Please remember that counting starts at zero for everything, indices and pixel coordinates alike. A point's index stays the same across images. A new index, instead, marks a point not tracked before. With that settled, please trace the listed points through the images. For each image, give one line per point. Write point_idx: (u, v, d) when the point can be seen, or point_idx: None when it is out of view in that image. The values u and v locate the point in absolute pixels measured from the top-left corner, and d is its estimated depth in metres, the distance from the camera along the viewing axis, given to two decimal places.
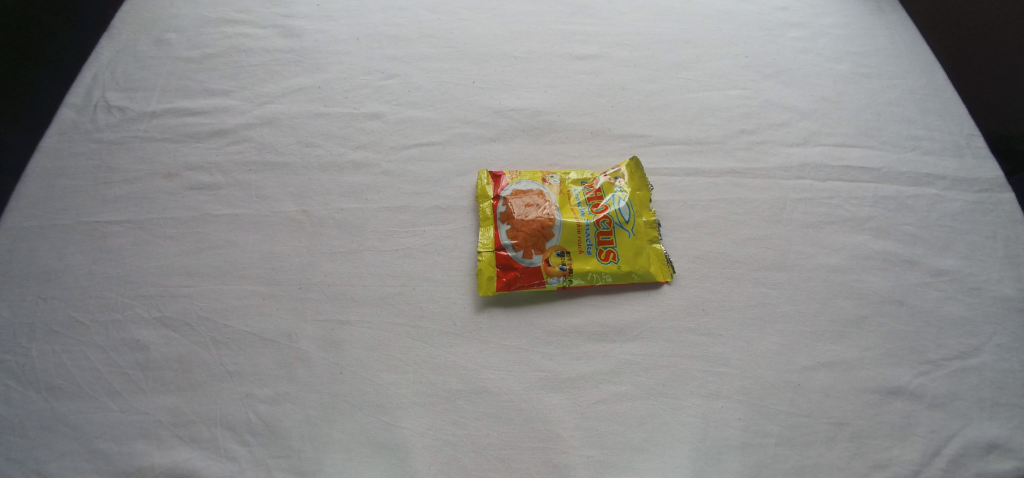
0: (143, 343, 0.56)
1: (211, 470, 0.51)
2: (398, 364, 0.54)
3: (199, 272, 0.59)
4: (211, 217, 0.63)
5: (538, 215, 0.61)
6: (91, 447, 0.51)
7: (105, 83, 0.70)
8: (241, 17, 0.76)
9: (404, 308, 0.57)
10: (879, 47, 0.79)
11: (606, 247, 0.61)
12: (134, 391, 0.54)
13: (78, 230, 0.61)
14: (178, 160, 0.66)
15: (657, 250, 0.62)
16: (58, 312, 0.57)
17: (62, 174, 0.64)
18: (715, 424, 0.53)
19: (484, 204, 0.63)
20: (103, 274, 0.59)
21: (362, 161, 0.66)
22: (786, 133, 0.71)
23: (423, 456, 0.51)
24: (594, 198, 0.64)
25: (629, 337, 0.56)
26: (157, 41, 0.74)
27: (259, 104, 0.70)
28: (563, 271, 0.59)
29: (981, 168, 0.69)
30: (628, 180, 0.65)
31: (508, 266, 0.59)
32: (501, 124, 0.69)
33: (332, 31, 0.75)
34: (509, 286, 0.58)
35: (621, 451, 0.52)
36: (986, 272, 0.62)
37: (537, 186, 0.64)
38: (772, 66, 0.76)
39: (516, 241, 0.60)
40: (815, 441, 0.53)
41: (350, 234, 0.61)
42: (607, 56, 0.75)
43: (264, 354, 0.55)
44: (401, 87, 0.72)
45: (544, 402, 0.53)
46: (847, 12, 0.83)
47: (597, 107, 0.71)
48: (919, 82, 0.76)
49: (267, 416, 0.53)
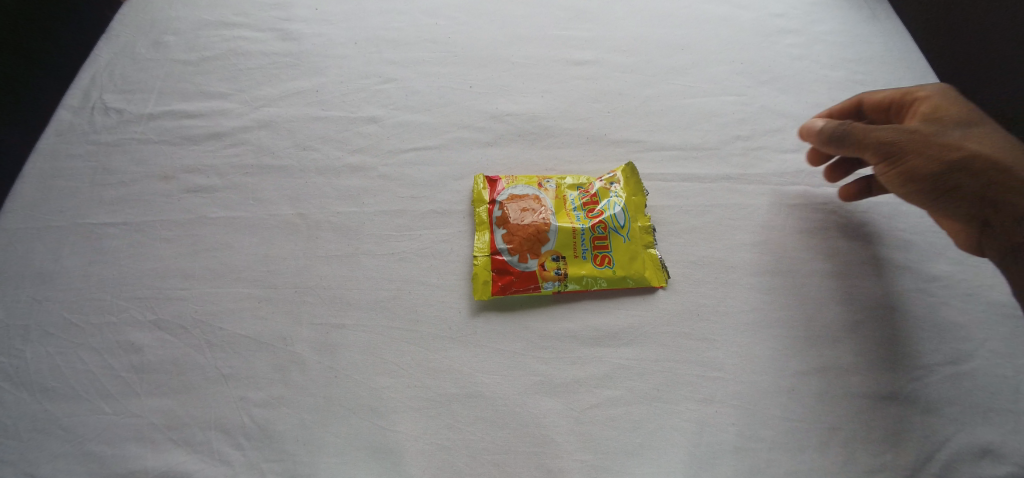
0: (138, 345, 0.56)
1: (205, 473, 0.51)
2: (392, 367, 0.55)
3: (195, 275, 0.60)
4: (208, 220, 0.63)
5: (534, 220, 0.61)
6: (85, 449, 0.51)
7: (103, 85, 0.70)
8: (239, 20, 0.77)
9: (399, 311, 0.58)
10: (874, 53, 0.79)
11: (601, 251, 0.61)
12: (128, 393, 0.54)
13: (75, 232, 0.61)
14: (175, 162, 0.66)
15: (652, 254, 0.62)
16: (53, 314, 0.57)
17: (59, 176, 0.64)
18: (709, 429, 0.53)
19: (480, 209, 0.64)
20: (99, 276, 0.59)
21: (359, 164, 0.67)
22: (781, 140, 0.71)
23: (417, 460, 0.51)
24: (590, 203, 0.64)
25: (624, 342, 0.57)
26: (155, 43, 0.74)
27: (257, 108, 0.70)
28: (559, 275, 0.59)
29: None
30: (624, 185, 0.65)
31: (503, 270, 0.59)
32: (498, 128, 0.70)
33: (330, 35, 0.76)
34: (504, 290, 0.59)
35: (617, 455, 0.52)
36: (980, 278, 0.62)
37: (533, 191, 0.64)
38: (768, 72, 0.77)
39: (511, 246, 0.60)
40: (808, 446, 0.53)
41: (346, 238, 0.62)
42: (602, 62, 0.76)
43: (259, 357, 0.55)
44: (398, 92, 0.72)
45: (539, 405, 0.53)
46: (842, 18, 0.83)
47: (593, 112, 0.72)
48: (914, 88, 0.76)
49: (261, 419, 0.53)
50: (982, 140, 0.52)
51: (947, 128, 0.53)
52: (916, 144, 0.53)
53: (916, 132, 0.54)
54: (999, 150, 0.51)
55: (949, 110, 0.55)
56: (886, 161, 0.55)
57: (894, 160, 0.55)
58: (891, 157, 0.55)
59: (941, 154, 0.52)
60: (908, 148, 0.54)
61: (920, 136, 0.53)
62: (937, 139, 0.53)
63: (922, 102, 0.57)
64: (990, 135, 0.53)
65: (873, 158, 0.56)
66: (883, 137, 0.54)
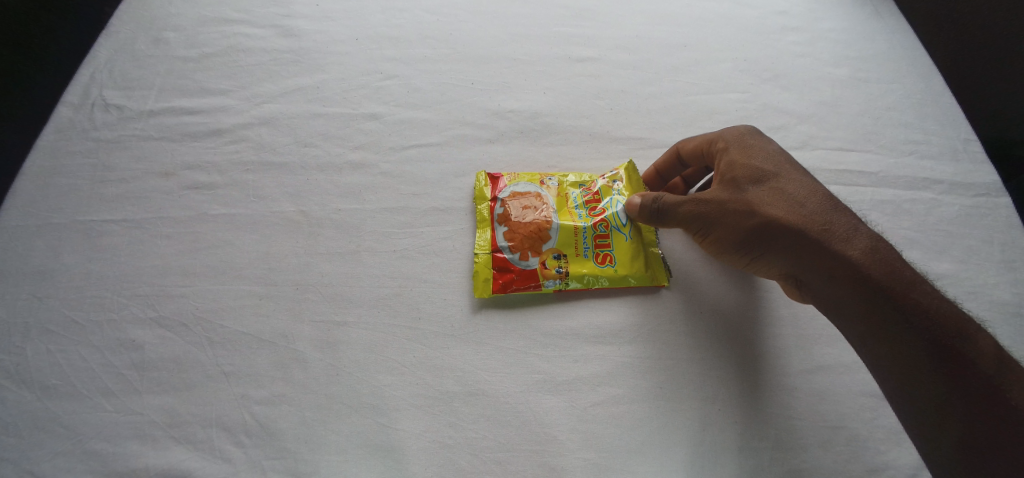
0: (138, 343, 0.56)
1: (206, 471, 0.51)
2: (394, 365, 0.54)
3: (196, 272, 0.59)
4: (208, 217, 0.62)
5: (535, 218, 0.61)
6: (85, 447, 0.51)
7: (102, 82, 0.69)
8: (239, 17, 0.76)
9: (401, 309, 0.57)
10: (879, 51, 0.79)
11: (603, 250, 0.60)
12: (128, 391, 0.54)
13: (74, 229, 0.61)
14: (176, 159, 0.66)
15: (655, 254, 0.61)
16: (53, 312, 0.57)
17: (58, 173, 0.63)
18: (712, 428, 0.53)
19: (481, 206, 0.63)
20: (99, 274, 0.59)
21: (360, 161, 0.66)
22: (784, 137, 0.71)
23: (418, 458, 0.51)
24: (592, 200, 0.63)
25: (626, 340, 0.56)
26: (155, 40, 0.73)
27: (258, 104, 0.70)
28: (560, 274, 0.59)
29: (977, 172, 0.69)
30: (626, 183, 0.65)
31: (503, 268, 0.59)
32: (500, 125, 0.70)
33: (331, 32, 0.75)
34: (504, 289, 0.58)
35: (620, 453, 0.51)
36: (983, 277, 0.62)
37: (535, 188, 0.64)
38: (771, 70, 0.76)
39: (512, 243, 0.60)
40: (811, 444, 0.53)
41: (347, 235, 0.61)
42: (605, 59, 0.75)
43: (260, 354, 0.55)
44: (400, 89, 0.72)
45: (541, 404, 0.53)
46: (845, 15, 0.82)
47: (595, 109, 0.71)
48: (918, 85, 0.76)
49: (262, 417, 0.52)
50: (773, 202, 0.52)
51: (741, 192, 0.54)
52: (715, 215, 0.54)
53: (714, 203, 0.54)
54: (795, 210, 0.52)
55: (742, 166, 0.55)
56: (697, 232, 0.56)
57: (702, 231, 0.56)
58: (702, 230, 0.56)
59: (739, 227, 0.53)
60: (709, 221, 0.55)
61: (716, 205, 0.54)
62: (733, 210, 0.53)
63: (721, 156, 0.57)
64: (784, 191, 0.53)
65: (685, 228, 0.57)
66: (687, 213, 0.55)
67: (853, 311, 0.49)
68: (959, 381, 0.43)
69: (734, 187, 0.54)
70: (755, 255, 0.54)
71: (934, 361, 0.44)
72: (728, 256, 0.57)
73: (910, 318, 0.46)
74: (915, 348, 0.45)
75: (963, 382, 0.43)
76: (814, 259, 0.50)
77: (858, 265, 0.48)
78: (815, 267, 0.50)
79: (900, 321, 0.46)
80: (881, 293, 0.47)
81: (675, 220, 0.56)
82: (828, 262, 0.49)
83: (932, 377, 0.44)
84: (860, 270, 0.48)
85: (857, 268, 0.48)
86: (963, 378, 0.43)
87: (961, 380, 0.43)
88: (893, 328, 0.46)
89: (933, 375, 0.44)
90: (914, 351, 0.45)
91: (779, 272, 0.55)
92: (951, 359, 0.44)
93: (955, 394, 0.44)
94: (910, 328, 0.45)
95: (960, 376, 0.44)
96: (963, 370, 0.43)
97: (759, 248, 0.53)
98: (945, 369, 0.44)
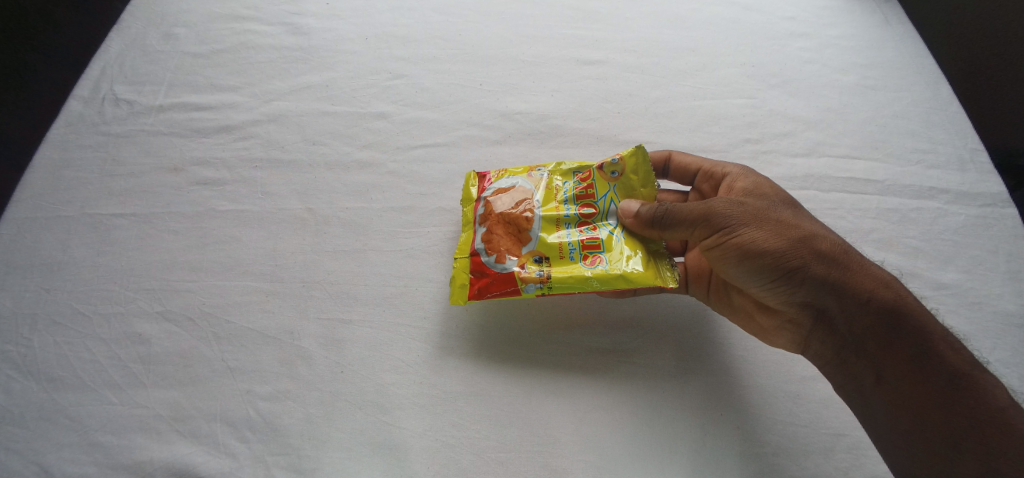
0: (144, 337, 0.56)
1: (210, 466, 0.51)
2: (397, 363, 0.55)
3: (203, 268, 0.60)
4: (215, 213, 0.63)
5: (516, 215, 0.57)
6: (91, 439, 0.52)
7: (113, 76, 0.70)
8: (249, 13, 0.76)
9: (405, 307, 0.58)
10: (887, 58, 0.79)
11: (592, 252, 0.55)
12: (134, 384, 0.54)
13: (83, 222, 0.61)
14: (184, 155, 0.66)
15: (654, 253, 0.57)
16: (59, 304, 0.57)
17: (69, 166, 0.64)
18: (714, 433, 0.53)
19: (467, 208, 0.61)
20: (107, 267, 0.59)
21: (369, 160, 0.67)
22: (791, 143, 0.71)
23: (422, 458, 0.51)
24: (583, 196, 0.58)
25: (629, 349, 0.56)
26: (166, 36, 0.74)
27: (266, 102, 0.70)
28: (541, 277, 0.54)
29: (984, 182, 0.69)
30: (631, 175, 0.57)
31: (480, 272, 0.55)
32: (508, 127, 0.70)
33: (340, 30, 0.75)
34: (482, 295, 0.55)
35: (622, 458, 0.51)
36: (987, 287, 0.62)
37: (521, 184, 0.60)
38: (777, 76, 0.76)
39: (490, 245, 0.56)
40: (813, 451, 0.53)
41: (353, 234, 0.62)
42: (613, 62, 0.75)
43: (265, 351, 0.55)
44: (408, 88, 0.72)
45: (543, 406, 0.53)
46: (854, 22, 0.82)
47: (603, 112, 0.71)
48: (925, 93, 0.75)
49: (267, 413, 0.53)
50: (807, 220, 0.52)
51: (775, 207, 0.52)
52: (753, 218, 0.50)
53: (749, 208, 0.51)
54: (824, 232, 0.51)
55: (766, 188, 0.55)
56: (722, 235, 0.50)
57: (731, 235, 0.50)
58: (729, 234, 0.50)
59: (778, 236, 0.49)
60: (741, 222, 0.50)
61: (752, 209, 0.51)
62: (771, 218, 0.50)
63: (737, 179, 0.57)
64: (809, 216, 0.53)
65: (706, 232, 0.51)
66: (722, 211, 0.50)
67: (880, 331, 0.47)
68: (975, 409, 0.42)
69: (764, 200, 0.53)
70: (784, 271, 0.49)
71: (951, 388, 0.43)
72: (741, 275, 0.51)
73: (935, 348, 0.45)
74: (936, 373, 0.44)
75: (978, 409, 0.42)
76: (847, 275, 0.48)
77: (888, 288, 0.48)
78: (848, 286, 0.48)
79: (926, 346, 0.45)
80: (915, 319, 0.46)
81: (700, 215, 0.50)
82: (865, 282, 0.48)
83: (950, 405, 0.43)
84: (893, 294, 0.47)
85: (887, 291, 0.48)
86: (980, 408, 0.42)
87: (979, 410, 0.42)
88: (922, 351, 0.45)
89: (949, 400, 0.43)
90: (934, 374, 0.44)
91: (799, 296, 0.50)
92: (968, 386, 0.43)
93: (970, 421, 0.42)
94: (938, 354, 0.45)
95: (977, 405, 0.42)
96: (981, 399, 0.43)
97: (795, 261, 0.48)
98: (963, 397, 0.43)
